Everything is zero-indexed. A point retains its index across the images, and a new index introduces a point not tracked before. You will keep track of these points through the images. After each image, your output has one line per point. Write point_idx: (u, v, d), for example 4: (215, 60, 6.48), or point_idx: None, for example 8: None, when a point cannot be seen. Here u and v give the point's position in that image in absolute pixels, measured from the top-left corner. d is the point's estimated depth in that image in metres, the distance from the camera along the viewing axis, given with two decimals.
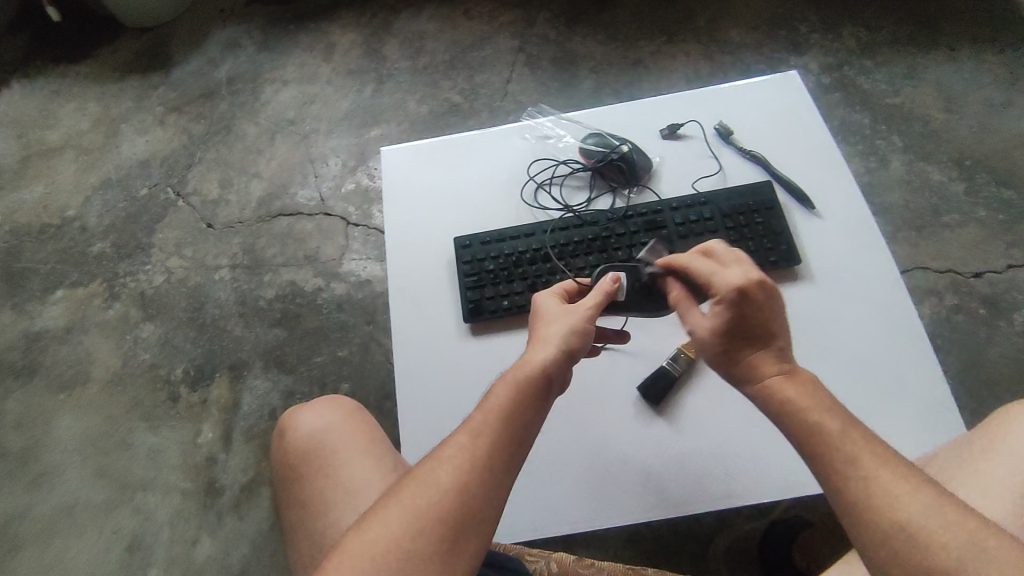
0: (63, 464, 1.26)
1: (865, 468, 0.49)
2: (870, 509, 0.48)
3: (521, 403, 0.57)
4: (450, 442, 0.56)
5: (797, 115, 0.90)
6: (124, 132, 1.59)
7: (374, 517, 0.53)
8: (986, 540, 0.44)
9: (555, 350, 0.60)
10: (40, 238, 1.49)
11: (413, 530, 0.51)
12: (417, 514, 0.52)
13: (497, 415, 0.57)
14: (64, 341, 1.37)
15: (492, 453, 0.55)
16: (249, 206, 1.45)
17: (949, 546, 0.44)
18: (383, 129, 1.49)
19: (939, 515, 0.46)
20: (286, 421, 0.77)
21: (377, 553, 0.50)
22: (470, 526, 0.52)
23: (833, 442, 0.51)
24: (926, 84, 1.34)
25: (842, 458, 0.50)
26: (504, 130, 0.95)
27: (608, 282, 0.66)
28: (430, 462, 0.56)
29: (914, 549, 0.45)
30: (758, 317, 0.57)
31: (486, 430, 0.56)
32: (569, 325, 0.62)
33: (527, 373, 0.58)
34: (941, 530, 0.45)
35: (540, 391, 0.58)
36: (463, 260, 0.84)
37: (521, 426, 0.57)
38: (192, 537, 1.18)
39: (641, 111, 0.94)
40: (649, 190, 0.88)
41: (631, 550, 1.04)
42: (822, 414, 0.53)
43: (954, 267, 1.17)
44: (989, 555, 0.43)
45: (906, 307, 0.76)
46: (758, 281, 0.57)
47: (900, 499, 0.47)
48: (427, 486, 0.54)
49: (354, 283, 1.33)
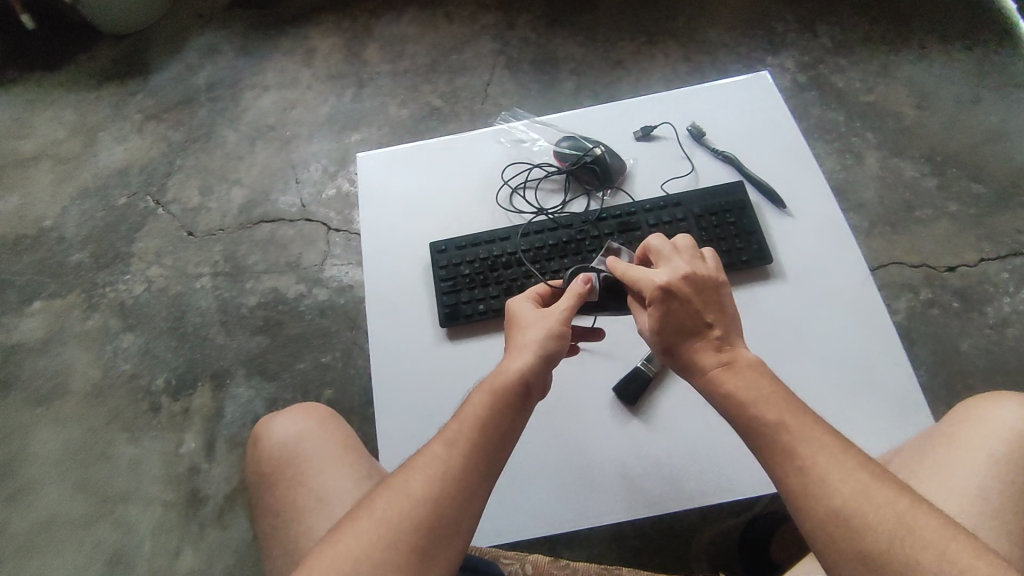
0: (44, 477, 1.25)
1: (803, 457, 0.50)
2: (805, 499, 0.49)
3: (496, 411, 0.58)
4: (425, 452, 0.57)
5: (769, 116, 0.92)
6: (102, 140, 1.58)
7: (348, 528, 0.53)
8: (916, 520, 0.46)
9: (530, 357, 0.60)
10: (18, 248, 1.47)
11: (386, 541, 0.52)
12: (389, 524, 0.52)
13: (474, 422, 0.57)
14: (43, 353, 1.36)
15: (467, 462, 0.55)
16: (229, 213, 1.44)
17: (881, 532, 0.46)
18: (364, 134, 1.49)
19: (870, 502, 0.47)
20: (259, 430, 0.77)
21: (349, 563, 0.51)
22: (444, 537, 0.53)
23: (770, 433, 0.52)
24: (899, 82, 1.36)
25: (779, 448, 0.51)
26: (479, 134, 0.96)
27: (580, 286, 0.66)
28: (406, 470, 0.56)
29: (847, 537, 0.46)
30: (685, 310, 0.59)
31: (462, 440, 0.56)
32: (545, 330, 0.62)
33: (504, 381, 0.59)
34: (871, 514, 0.47)
35: (518, 397, 0.59)
36: (438, 265, 0.84)
37: (497, 434, 0.57)
38: (175, 548, 1.18)
39: (614, 113, 0.95)
40: (623, 192, 0.89)
41: (613, 550, 1.05)
42: (757, 403, 0.54)
43: (928, 262, 1.19)
44: (918, 538, 0.45)
45: (875, 304, 0.77)
46: (682, 276, 0.60)
47: (832, 486, 0.48)
48: (401, 494, 0.54)
49: (336, 289, 1.32)
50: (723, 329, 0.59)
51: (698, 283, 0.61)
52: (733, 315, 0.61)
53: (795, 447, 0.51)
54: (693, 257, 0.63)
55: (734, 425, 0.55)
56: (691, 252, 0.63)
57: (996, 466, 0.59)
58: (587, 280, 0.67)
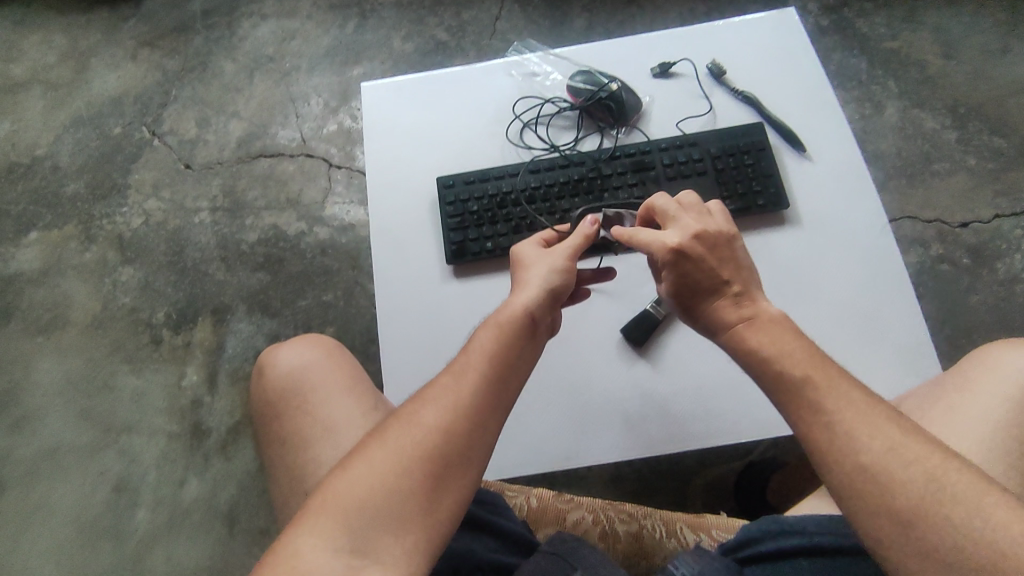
0: (47, 406, 1.26)
1: (829, 411, 0.50)
2: (831, 454, 0.49)
3: (505, 344, 0.57)
4: (434, 384, 0.57)
5: (793, 55, 0.88)
6: (93, 67, 1.52)
7: (360, 456, 0.53)
8: (947, 477, 0.46)
9: (538, 292, 0.60)
10: (11, 177, 1.43)
11: (399, 468, 0.52)
12: (402, 453, 0.52)
13: (483, 354, 0.57)
14: (41, 284, 1.34)
15: (476, 392, 0.55)
16: (228, 147, 1.40)
17: (910, 486, 0.46)
18: (366, 68, 1.43)
19: (899, 455, 0.47)
20: (264, 360, 0.77)
21: (363, 489, 0.51)
22: (457, 463, 0.53)
23: (797, 388, 0.52)
24: (926, 28, 1.30)
25: (807, 404, 0.51)
26: (489, 66, 0.91)
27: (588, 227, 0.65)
28: (415, 403, 0.56)
29: (875, 491, 0.46)
30: (699, 270, 0.59)
31: (470, 372, 0.56)
32: (551, 268, 0.62)
33: (511, 316, 0.58)
34: (901, 470, 0.46)
35: (526, 331, 0.58)
36: (445, 201, 0.82)
37: (507, 366, 0.57)
38: (180, 477, 1.20)
39: (632, 48, 0.91)
40: (638, 130, 0.86)
41: (610, 490, 1.07)
42: (783, 358, 0.54)
43: (941, 216, 1.17)
44: (950, 493, 0.45)
45: (890, 251, 0.75)
46: (691, 235, 0.60)
47: (862, 442, 0.48)
48: (412, 424, 0.54)
49: (338, 228, 1.30)
50: (742, 284, 0.59)
51: (709, 241, 0.60)
52: (749, 269, 0.61)
53: (822, 403, 0.51)
54: (701, 213, 0.63)
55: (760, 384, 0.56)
56: (699, 207, 0.63)
57: (1010, 412, 0.60)
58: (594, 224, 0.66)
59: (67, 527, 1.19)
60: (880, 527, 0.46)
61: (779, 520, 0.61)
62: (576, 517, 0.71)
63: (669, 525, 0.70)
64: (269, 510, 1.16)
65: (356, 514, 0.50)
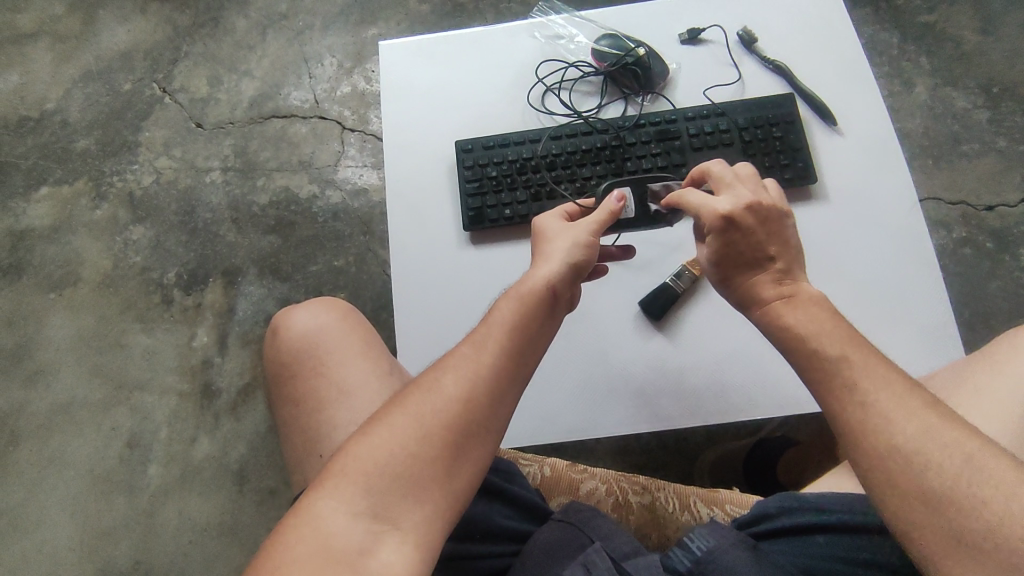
0: (59, 362, 1.27)
1: (863, 392, 0.50)
2: (862, 435, 0.48)
3: (527, 315, 0.56)
4: (453, 353, 0.56)
5: (828, 24, 0.84)
6: (103, 19, 1.48)
7: (380, 422, 0.52)
8: (984, 460, 0.45)
9: (560, 265, 0.59)
10: (21, 131, 1.42)
11: (419, 435, 0.51)
12: (423, 420, 0.52)
13: (504, 325, 0.56)
14: (52, 240, 1.34)
15: (498, 362, 0.54)
16: (240, 106, 1.38)
17: (945, 468, 0.45)
18: (382, 28, 1.39)
19: (934, 437, 0.46)
20: (279, 321, 0.76)
21: (384, 456, 0.50)
22: (477, 433, 0.52)
23: (830, 367, 0.51)
24: (963, 2, 1.25)
25: (839, 382, 0.51)
26: (512, 27, 0.89)
27: (614, 202, 0.62)
28: (435, 371, 0.55)
29: (908, 473, 0.46)
30: (748, 242, 0.58)
31: (491, 342, 0.55)
32: (573, 241, 0.60)
33: (533, 288, 0.57)
34: (937, 452, 0.46)
35: (547, 304, 0.57)
36: (464, 165, 0.81)
37: (526, 338, 0.56)
38: (191, 436, 1.21)
39: (660, 12, 0.87)
40: (664, 98, 0.83)
41: (617, 462, 1.07)
42: (816, 335, 0.53)
43: (967, 199, 1.15)
44: (988, 476, 0.44)
45: (920, 231, 0.73)
46: (748, 205, 0.58)
47: (897, 423, 0.47)
48: (432, 392, 0.53)
49: (350, 192, 1.28)
50: (786, 262, 0.58)
51: (761, 213, 0.59)
52: (796, 248, 0.59)
53: (854, 381, 0.50)
54: (756, 186, 0.60)
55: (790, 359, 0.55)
56: (755, 181, 0.61)
57: None
58: (620, 199, 0.63)
59: (80, 481, 1.21)
60: (910, 508, 0.45)
61: (796, 496, 0.61)
62: (590, 487, 0.72)
63: (683, 498, 0.70)
64: (279, 471, 1.17)
65: (377, 479, 0.49)
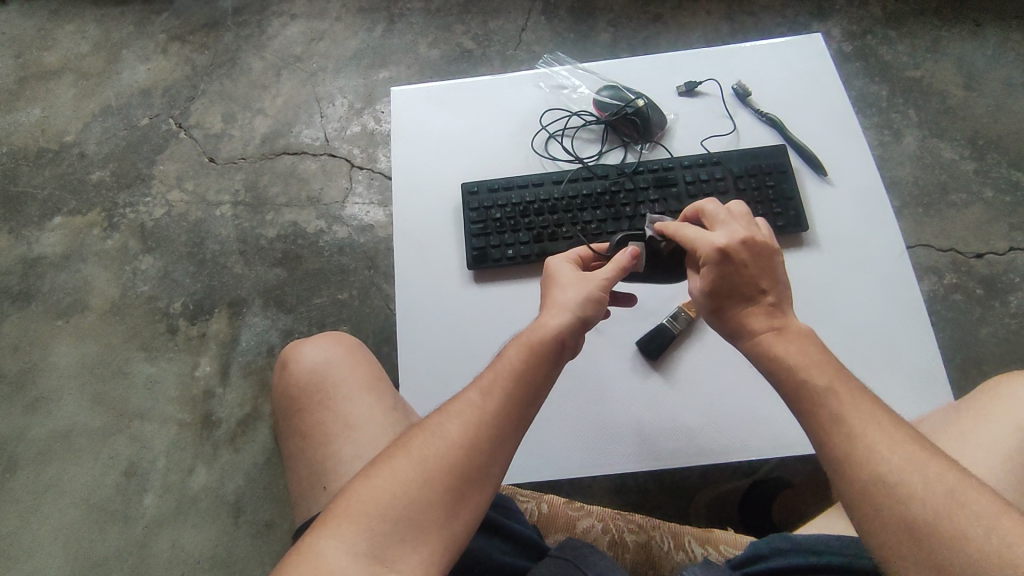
0: (62, 389, 1.28)
1: (848, 423, 0.52)
2: (848, 466, 0.50)
3: (531, 365, 0.58)
4: (459, 399, 0.58)
5: (818, 80, 0.89)
6: (125, 58, 1.54)
7: (384, 464, 0.54)
8: (964, 492, 0.46)
9: (569, 316, 0.61)
10: (38, 162, 1.46)
11: (421, 479, 0.53)
12: (425, 464, 0.54)
13: (509, 373, 0.58)
14: (62, 268, 1.36)
15: (502, 410, 0.56)
16: (252, 142, 1.42)
17: (927, 500, 0.46)
18: (392, 72, 1.45)
19: (915, 468, 0.48)
20: (289, 354, 0.79)
21: (386, 497, 0.52)
22: (477, 479, 0.54)
23: (817, 398, 0.54)
24: (949, 59, 1.31)
25: (825, 414, 0.53)
26: (519, 77, 0.93)
27: (627, 257, 0.65)
28: (440, 415, 0.57)
29: (891, 503, 0.47)
30: (742, 275, 0.60)
31: (497, 388, 0.57)
32: (584, 294, 0.63)
33: (540, 337, 0.59)
34: (919, 483, 0.47)
35: (553, 354, 0.59)
36: (470, 206, 0.84)
37: (530, 387, 0.58)
38: (188, 466, 1.21)
39: (659, 65, 0.92)
40: (662, 147, 0.87)
41: (614, 502, 1.07)
42: (800, 367, 0.56)
43: (956, 246, 1.18)
44: (969, 509, 0.45)
45: (908, 279, 0.76)
46: (744, 239, 0.61)
47: (881, 454, 0.49)
48: (437, 437, 0.55)
49: (356, 228, 1.32)
50: (777, 296, 0.60)
51: (755, 249, 0.61)
52: (785, 284, 0.62)
53: (839, 413, 0.52)
54: (748, 224, 0.64)
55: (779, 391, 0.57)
56: (747, 219, 0.64)
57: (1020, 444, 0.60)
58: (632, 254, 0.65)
59: (75, 509, 1.20)
60: (894, 539, 0.46)
61: (790, 538, 0.62)
62: (586, 525, 0.73)
63: (678, 538, 0.71)
64: (275, 503, 1.17)
65: (378, 520, 0.51)
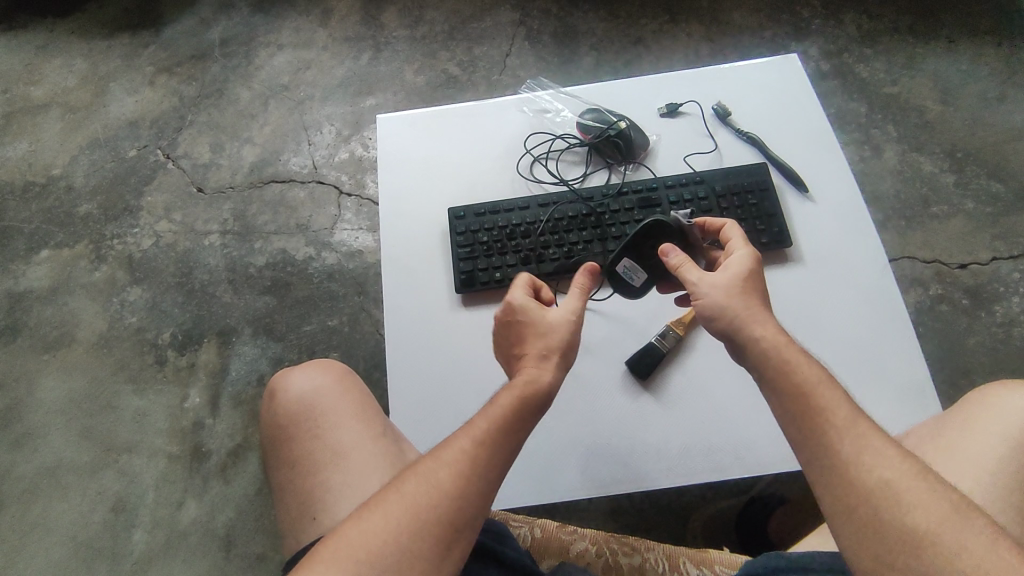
0: (49, 424, 1.26)
1: (853, 431, 0.52)
2: (853, 471, 0.51)
3: (522, 412, 0.58)
4: (451, 444, 0.57)
5: (796, 100, 0.91)
6: (112, 91, 1.55)
7: (372, 510, 0.54)
8: (964, 512, 0.47)
9: (553, 359, 0.61)
10: (25, 196, 1.46)
11: (410, 531, 0.52)
12: (414, 514, 0.53)
13: (500, 420, 0.57)
14: (49, 301, 1.35)
15: (491, 462, 0.56)
16: (241, 171, 1.43)
17: (928, 510, 0.47)
18: (378, 99, 1.46)
19: (916, 482, 0.49)
20: (276, 383, 0.78)
21: (371, 546, 0.52)
22: (463, 530, 0.54)
23: (821, 403, 0.54)
24: (923, 75, 1.34)
25: (833, 420, 0.53)
26: (502, 102, 0.95)
27: (586, 277, 0.66)
28: (432, 460, 0.56)
29: (889, 512, 0.48)
30: (760, 279, 0.64)
31: (488, 439, 0.56)
32: (564, 331, 0.63)
33: (530, 382, 0.59)
34: (922, 499, 0.48)
35: (540, 400, 0.59)
36: (456, 231, 0.84)
37: (520, 437, 0.57)
38: (178, 500, 1.19)
39: (641, 88, 0.94)
40: (645, 167, 0.89)
41: (610, 524, 1.06)
42: (808, 370, 0.56)
43: (940, 258, 1.19)
44: (970, 528, 0.46)
45: (892, 292, 0.77)
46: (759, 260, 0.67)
47: (884, 463, 0.50)
48: (427, 485, 0.54)
49: (345, 254, 1.32)
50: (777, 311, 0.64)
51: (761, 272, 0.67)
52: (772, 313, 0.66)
53: (846, 421, 0.53)
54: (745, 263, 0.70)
55: (775, 400, 0.57)
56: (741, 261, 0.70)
57: (1007, 452, 0.60)
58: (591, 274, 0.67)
59: (61, 548, 1.18)
60: (890, 546, 0.47)
61: (787, 556, 0.61)
62: (580, 549, 0.72)
63: (672, 558, 0.70)
64: (267, 535, 1.15)
65: (362, 572, 0.51)
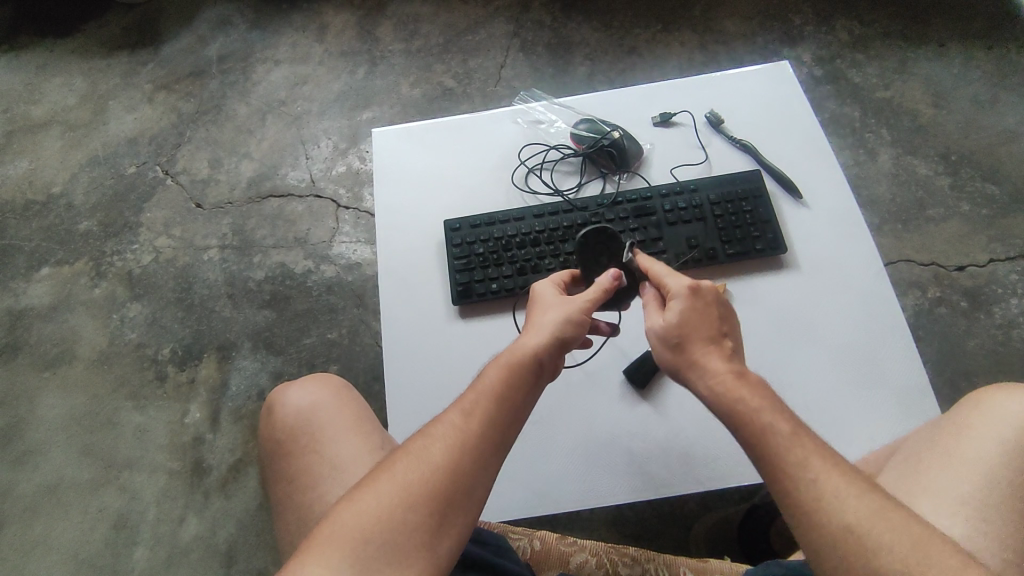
0: (50, 441, 1.26)
1: (812, 471, 0.52)
2: (822, 515, 0.50)
3: (512, 384, 0.59)
4: (442, 419, 0.58)
5: (787, 107, 0.91)
6: (112, 109, 1.57)
7: (366, 489, 0.54)
8: (927, 544, 0.48)
9: (546, 337, 0.61)
10: (25, 214, 1.47)
11: (405, 505, 0.53)
12: (409, 488, 0.54)
13: (489, 392, 0.59)
14: (49, 319, 1.36)
15: (484, 433, 0.57)
16: (238, 186, 1.43)
17: (895, 553, 0.48)
18: (375, 112, 1.47)
19: (881, 519, 0.49)
20: (275, 398, 0.78)
21: (369, 521, 0.52)
22: (460, 503, 0.54)
23: (782, 444, 0.53)
24: (916, 79, 1.35)
25: (793, 459, 0.53)
26: (496, 114, 0.95)
27: (608, 279, 0.65)
28: (423, 438, 0.57)
29: (862, 555, 0.48)
30: (706, 317, 0.61)
31: (478, 410, 0.58)
32: (563, 315, 0.63)
33: (521, 357, 0.60)
34: (885, 537, 0.49)
35: (531, 374, 0.60)
36: (452, 243, 0.85)
37: (514, 407, 0.59)
38: (179, 516, 1.19)
39: (635, 97, 0.95)
40: (639, 176, 0.89)
41: (612, 533, 1.06)
42: (764, 410, 0.55)
43: (937, 260, 1.19)
44: (935, 561, 0.47)
45: (887, 297, 0.77)
46: (706, 284, 0.64)
47: (847, 504, 0.50)
48: (420, 460, 0.55)
49: (344, 266, 1.32)
50: (732, 342, 0.62)
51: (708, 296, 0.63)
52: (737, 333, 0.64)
53: (805, 460, 0.52)
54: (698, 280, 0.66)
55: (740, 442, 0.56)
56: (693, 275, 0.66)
57: (1006, 450, 0.61)
58: (614, 275, 0.65)
59: (62, 566, 1.17)
60: None
61: (782, 564, 0.61)
62: (580, 561, 0.71)
63: (672, 567, 0.70)
64: (268, 550, 1.15)
65: (361, 546, 0.51)
